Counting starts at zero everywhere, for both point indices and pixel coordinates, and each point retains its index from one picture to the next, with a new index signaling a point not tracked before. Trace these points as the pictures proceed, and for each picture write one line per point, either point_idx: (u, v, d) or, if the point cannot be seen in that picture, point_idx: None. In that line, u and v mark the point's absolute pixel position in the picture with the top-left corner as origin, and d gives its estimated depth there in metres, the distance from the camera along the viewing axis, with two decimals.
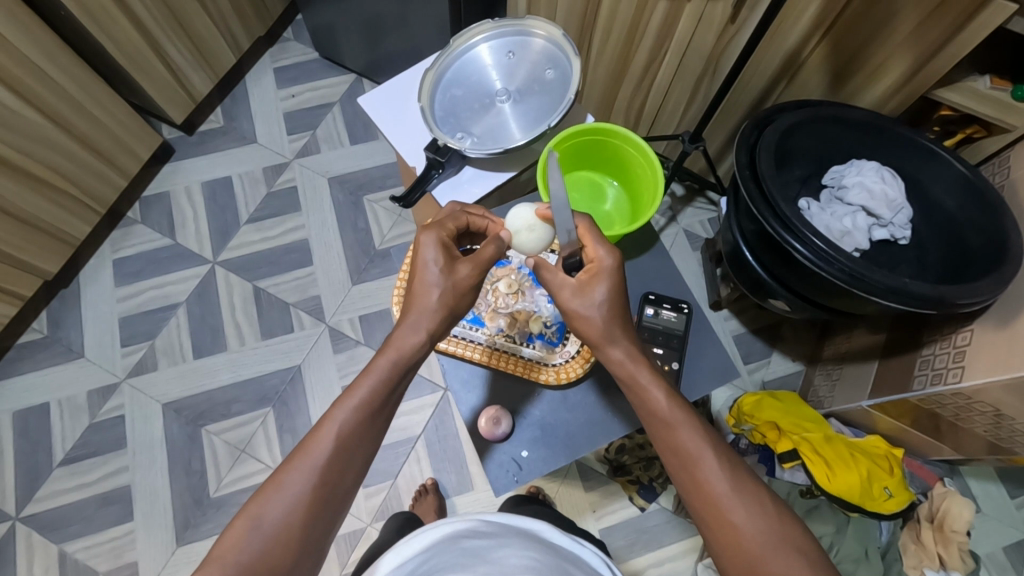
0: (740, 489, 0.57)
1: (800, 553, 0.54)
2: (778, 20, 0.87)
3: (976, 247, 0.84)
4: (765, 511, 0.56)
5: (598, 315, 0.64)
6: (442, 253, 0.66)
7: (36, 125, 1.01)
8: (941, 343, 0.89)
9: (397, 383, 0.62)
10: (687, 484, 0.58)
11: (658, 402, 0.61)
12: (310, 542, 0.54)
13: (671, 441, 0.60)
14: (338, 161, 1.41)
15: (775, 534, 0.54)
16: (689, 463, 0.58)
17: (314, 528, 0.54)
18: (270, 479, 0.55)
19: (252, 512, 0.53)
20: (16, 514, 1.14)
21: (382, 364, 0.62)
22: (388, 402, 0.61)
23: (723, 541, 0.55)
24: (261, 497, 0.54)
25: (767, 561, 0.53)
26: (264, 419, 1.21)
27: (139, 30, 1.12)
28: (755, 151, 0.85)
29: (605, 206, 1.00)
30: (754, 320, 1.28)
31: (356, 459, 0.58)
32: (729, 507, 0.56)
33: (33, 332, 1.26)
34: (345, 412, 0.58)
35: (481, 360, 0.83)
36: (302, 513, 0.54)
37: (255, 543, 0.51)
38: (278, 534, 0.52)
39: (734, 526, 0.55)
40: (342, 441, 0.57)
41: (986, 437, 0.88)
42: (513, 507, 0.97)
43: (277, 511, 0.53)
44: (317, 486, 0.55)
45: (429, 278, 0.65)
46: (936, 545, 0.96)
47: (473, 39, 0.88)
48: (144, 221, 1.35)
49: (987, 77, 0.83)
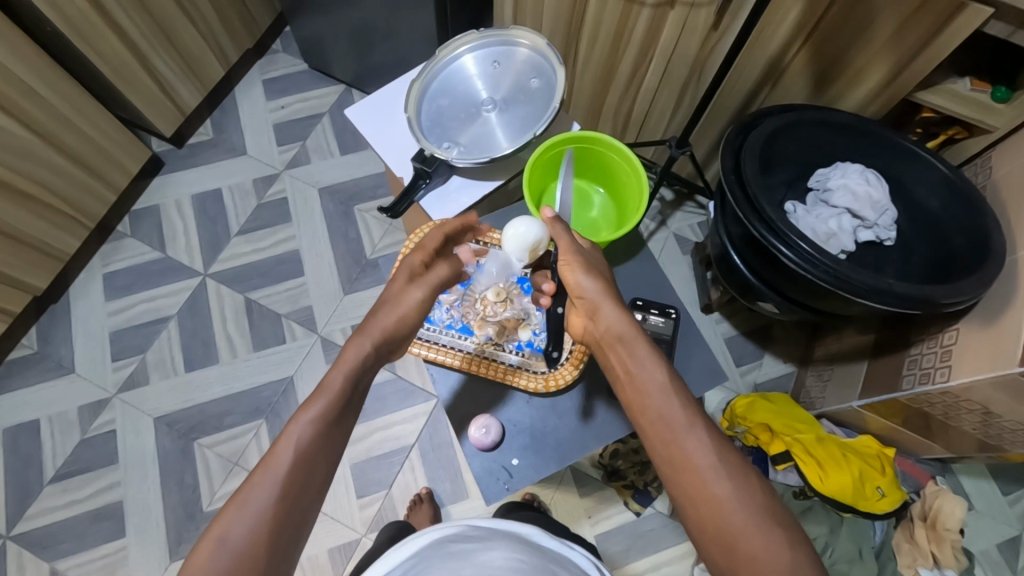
0: (727, 463, 0.54)
1: (783, 529, 0.51)
2: (761, 25, 0.88)
3: (960, 247, 0.85)
4: (749, 485, 0.53)
5: (601, 274, 0.69)
6: (408, 275, 0.71)
7: (22, 140, 1.00)
8: (927, 342, 0.90)
9: (351, 395, 0.61)
10: (666, 454, 0.56)
11: (648, 370, 0.61)
12: (277, 561, 0.50)
13: (655, 411, 0.58)
14: (328, 172, 1.41)
15: (758, 508, 0.52)
16: (672, 430, 0.57)
17: (280, 544, 0.51)
18: (234, 496, 0.52)
19: (215, 533, 0.50)
20: (7, 532, 1.14)
21: (335, 379, 0.60)
22: (345, 415, 0.60)
23: (700, 511, 0.53)
24: (223, 516, 0.51)
25: (743, 530, 0.50)
26: (258, 431, 1.20)
27: (126, 42, 1.12)
28: (740, 156, 0.86)
29: (592, 213, 1.01)
30: (746, 322, 1.29)
31: (319, 472, 0.56)
32: (712, 478, 0.53)
33: (23, 348, 1.25)
34: (307, 421, 0.56)
35: (459, 365, 0.82)
36: (268, 526, 0.51)
37: (220, 563, 0.48)
38: (244, 553, 0.49)
39: (716, 498, 0.52)
40: (303, 453, 0.55)
41: (975, 435, 0.89)
42: (507, 513, 0.97)
43: (242, 526, 0.50)
44: (281, 500, 0.52)
45: (388, 294, 0.69)
46: (929, 544, 0.97)
47: (458, 50, 0.88)
48: (135, 235, 1.35)
49: (968, 78, 0.85)
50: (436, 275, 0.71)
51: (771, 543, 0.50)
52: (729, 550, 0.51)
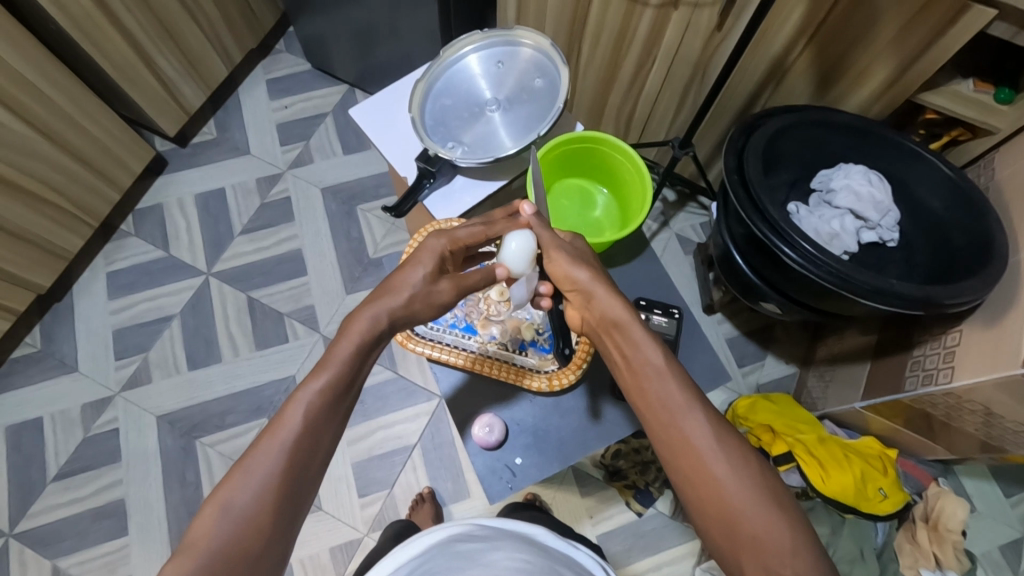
0: (725, 444, 0.54)
1: (782, 509, 0.52)
2: (764, 25, 0.89)
3: (962, 247, 0.85)
4: (748, 466, 0.53)
5: (587, 261, 0.68)
6: (436, 265, 0.67)
7: (26, 139, 1.01)
8: (930, 343, 0.90)
9: (359, 366, 0.59)
10: (667, 438, 0.56)
11: (646, 354, 0.60)
12: (280, 531, 0.51)
13: (655, 394, 0.58)
14: (331, 171, 1.41)
15: (758, 490, 0.52)
16: (673, 414, 0.56)
17: (284, 514, 0.51)
18: (237, 463, 0.52)
19: (219, 500, 0.50)
20: (10, 529, 1.14)
21: (344, 350, 0.59)
22: (352, 385, 0.59)
23: (703, 495, 0.53)
24: (228, 483, 0.51)
25: (746, 512, 0.51)
26: (260, 430, 1.21)
27: (130, 41, 1.12)
28: (743, 156, 0.86)
29: (595, 213, 1.01)
30: (747, 323, 1.29)
31: (323, 443, 0.55)
32: (712, 461, 0.53)
33: (26, 346, 1.26)
34: (313, 393, 0.55)
35: (465, 365, 0.82)
36: (271, 498, 0.51)
37: (224, 532, 0.49)
38: (248, 522, 0.49)
39: (717, 481, 0.53)
40: (308, 425, 0.54)
41: (977, 436, 0.88)
42: (510, 512, 0.98)
43: (245, 495, 0.50)
44: (285, 470, 0.52)
45: (413, 280, 0.65)
46: (931, 545, 0.97)
47: (462, 50, 0.89)
48: (138, 233, 1.35)
49: (971, 80, 0.85)
50: (470, 281, 0.69)
51: (772, 525, 0.51)
52: (732, 532, 0.51)
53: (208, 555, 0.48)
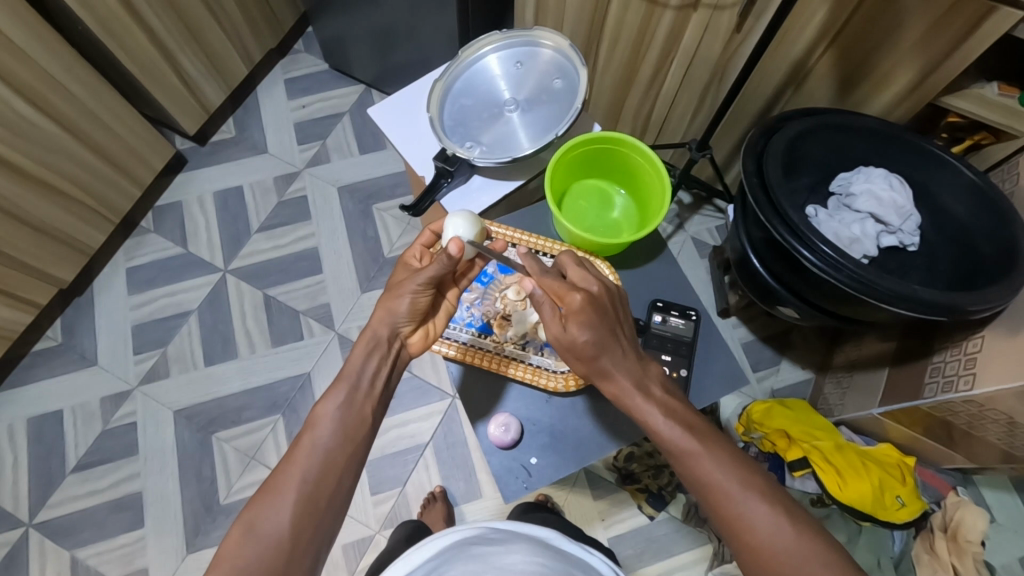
0: (747, 483, 0.57)
1: (813, 541, 0.54)
2: (785, 28, 0.88)
3: (987, 255, 0.83)
4: (775, 502, 0.56)
5: (593, 320, 0.63)
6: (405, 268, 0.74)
7: (52, 136, 1.03)
8: (951, 350, 0.88)
9: (368, 383, 0.65)
10: (695, 483, 0.58)
11: (647, 405, 0.62)
12: (303, 546, 0.55)
13: (676, 447, 0.60)
14: (348, 171, 1.42)
15: (787, 526, 0.55)
16: (693, 464, 0.58)
17: (306, 529, 0.55)
18: (267, 486, 0.57)
19: (246, 520, 0.55)
20: (29, 520, 1.16)
21: (351, 372, 0.65)
22: (365, 404, 0.64)
23: (740, 537, 0.56)
24: (255, 506, 0.56)
25: (783, 548, 0.54)
26: (274, 426, 1.22)
27: (153, 41, 1.14)
28: (762, 159, 0.85)
29: (614, 213, 1.00)
30: (764, 328, 1.27)
31: (341, 458, 0.60)
32: (739, 505, 0.56)
33: (48, 340, 1.28)
34: (330, 410, 0.62)
35: (454, 355, 0.82)
36: (293, 513, 0.55)
37: (251, 550, 0.53)
38: (273, 539, 0.54)
39: (747, 524, 0.55)
40: (324, 441, 0.60)
41: (999, 446, 0.87)
42: (522, 514, 0.99)
43: (268, 516, 0.55)
44: (304, 487, 0.57)
45: (391, 282, 0.72)
46: (949, 555, 0.94)
47: (482, 51, 0.89)
48: (158, 230, 1.37)
49: (996, 83, 0.83)
50: (428, 270, 0.68)
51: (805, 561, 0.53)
52: None
53: (235, 569, 0.52)
